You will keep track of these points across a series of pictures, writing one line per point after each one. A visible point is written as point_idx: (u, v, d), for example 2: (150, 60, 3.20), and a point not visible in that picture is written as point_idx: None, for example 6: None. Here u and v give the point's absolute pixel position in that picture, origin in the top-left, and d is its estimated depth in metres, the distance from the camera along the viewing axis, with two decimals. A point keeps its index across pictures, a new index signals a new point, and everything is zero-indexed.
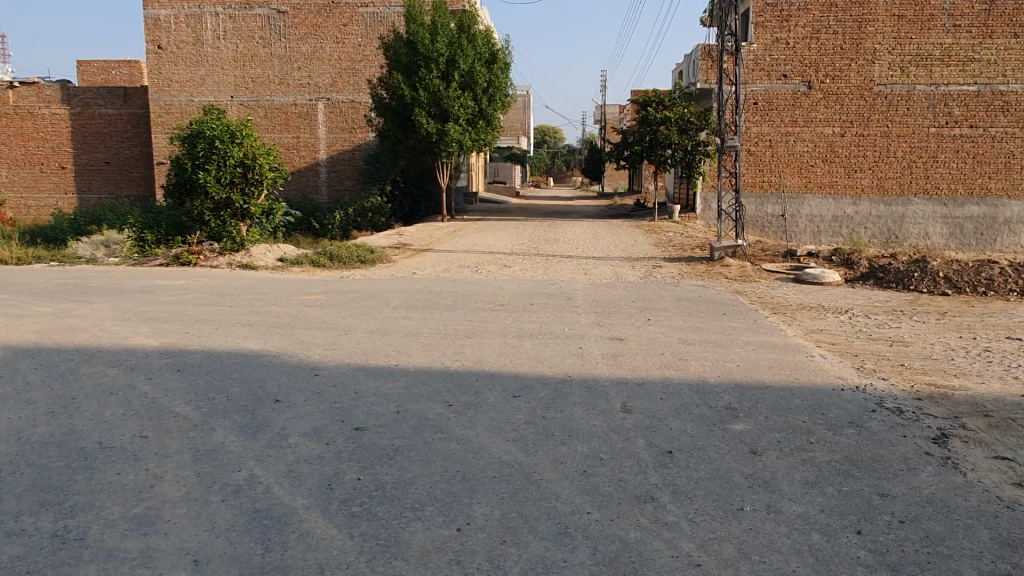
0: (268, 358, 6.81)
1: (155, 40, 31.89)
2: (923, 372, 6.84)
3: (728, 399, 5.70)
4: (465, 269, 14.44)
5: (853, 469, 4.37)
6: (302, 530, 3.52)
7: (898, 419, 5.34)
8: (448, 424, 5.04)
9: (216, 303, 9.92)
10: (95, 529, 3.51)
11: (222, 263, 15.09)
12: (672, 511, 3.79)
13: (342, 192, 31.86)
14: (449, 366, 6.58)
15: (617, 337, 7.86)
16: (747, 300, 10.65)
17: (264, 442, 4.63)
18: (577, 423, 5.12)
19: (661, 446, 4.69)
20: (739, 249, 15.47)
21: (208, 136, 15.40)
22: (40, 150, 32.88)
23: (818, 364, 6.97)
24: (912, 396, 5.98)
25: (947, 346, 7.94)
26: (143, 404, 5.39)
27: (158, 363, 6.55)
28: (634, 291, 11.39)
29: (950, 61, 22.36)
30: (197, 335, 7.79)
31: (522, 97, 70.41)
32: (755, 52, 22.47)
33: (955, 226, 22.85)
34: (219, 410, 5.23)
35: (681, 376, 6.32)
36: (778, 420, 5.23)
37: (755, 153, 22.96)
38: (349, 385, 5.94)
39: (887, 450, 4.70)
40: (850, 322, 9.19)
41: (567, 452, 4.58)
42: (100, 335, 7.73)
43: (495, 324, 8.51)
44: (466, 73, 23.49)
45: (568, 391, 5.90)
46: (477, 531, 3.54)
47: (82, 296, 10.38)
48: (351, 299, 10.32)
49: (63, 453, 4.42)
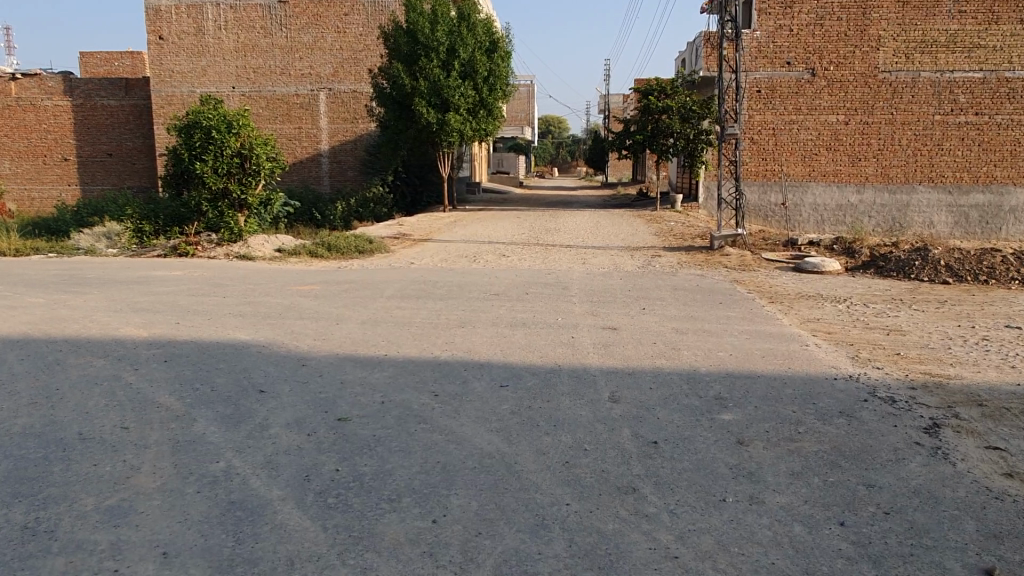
0: (256, 348, 6.77)
1: (155, 31, 31.75)
2: (919, 360, 6.76)
3: (718, 388, 5.63)
4: (464, 258, 14.39)
5: (840, 460, 4.30)
6: (275, 522, 3.48)
7: (891, 408, 5.26)
8: (432, 415, 4.98)
9: (209, 293, 9.89)
10: (66, 521, 3.47)
11: (219, 254, 15.05)
12: (652, 502, 3.73)
13: (343, 182, 31.78)
14: (438, 357, 6.52)
15: (610, 327, 7.80)
16: (744, 289, 10.57)
17: (245, 433, 4.58)
18: (563, 413, 5.06)
19: (646, 436, 4.63)
20: (739, 238, 15.35)
21: (204, 126, 15.28)
22: (43, 142, 32.87)
23: (812, 353, 6.89)
24: (906, 385, 5.91)
25: (946, 335, 7.85)
26: (127, 394, 5.35)
27: (145, 353, 6.50)
28: (632, 280, 11.29)
29: (955, 47, 22.10)
30: (187, 325, 7.76)
31: (526, 86, 70.22)
32: (758, 39, 22.25)
33: (960, 215, 22.72)
34: (203, 401, 5.19)
35: (673, 366, 6.25)
36: (767, 409, 5.17)
37: (758, 142, 22.78)
38: (336, 375, 5.90)
39: (877, 439, 4.63)
40: (848, 311, 9.11)
41: (550, 442, 4.52)
42: (91, 325, 7.71)
43: (488, 314, 8.47)
44: (467, 63, 23.35)
45: (557, 380, 5.84)
46: (453, 523, 3.49)
47: (77, 288, 10.33)
48: (346, 290, 10.26)
49: (40, 445, 4.37)
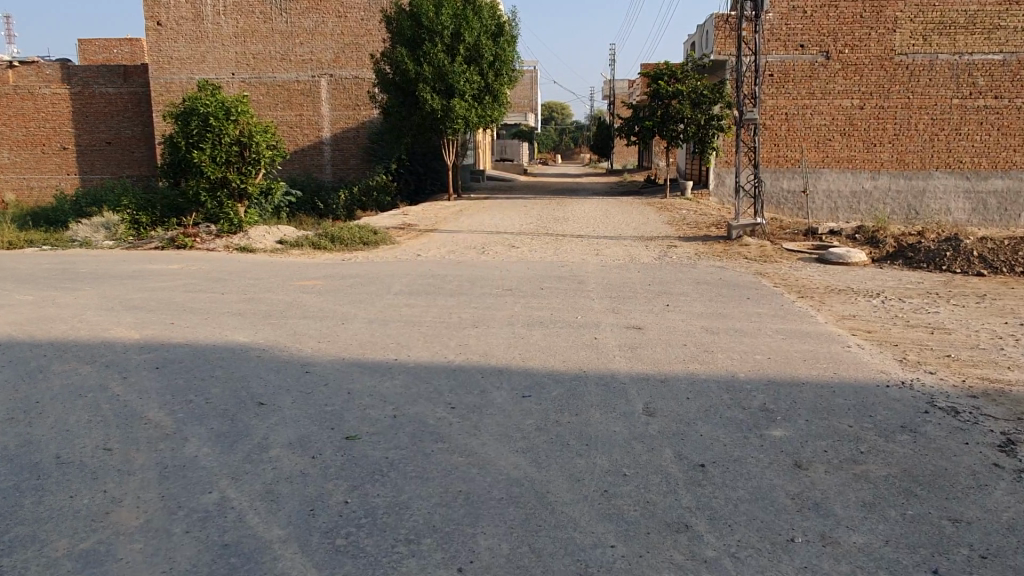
0: (257, 353, 6.28)
1: (153, 16, 31.02)
2: (973, 364, 6.21)
3: (762, 399, 5.12)
4: (472, 250, 13.86)
5: (915, 486, 3.80)
6: (275, 571, 2.98)
7: (957, 422, 4.75)
8: (450, 432, 4.49)
9: (206, 289, 9.36)
10: (33, 571, 2.98)
11: (218, 246, 14.52)
12: (710, 544, 3.24)
13: (346, 170, 31.21)
14: (453, 362, 6.00)
15: (634, 326, 7.27)
16: (770, 283, 10.04)
17: (242, 456, 4.08)
18: (596, 429, 4.56)
19: (692, 458, 4.13)
20: (758, 227, 14.78)
21: (201, 113, 14.67)
22: (42, 130, 32.27)
23: (856, 356, 6.36)
24: (966, 393, 5.37)
25: (994, 334, 7.30)
26: (113, 409, 4.85)
27: (136, 359, 6.00)
28: (650, 273, 10.76)
29: (974, 28, 21.45)
30: (184, 326, 7.26)
31: (530, 73, 69.58)
32: (772, 21, 21.57)
33: (978, 201, 22.07)
34: (195, 417, 4.69)
35: (708, 372, 5.73)
36: (820, 423, 4.67)
37: (772, 128, 22.13)
38: (342, 384, 5.39)
39: (950, 461, 4.12)
40: (884, 307, 8.57)
41: (584, 466, 4.02)
42: (80, 326, 7.21)
43: (502, 312, 7.95)
44: (472, 47, 22.73)
45: (584, 389, 5.33)
46: (482, 572, 2.99)
47: (69, 283, 9.86)
48: (350, 284, 9.75)
49: (12, 472, 3.87)
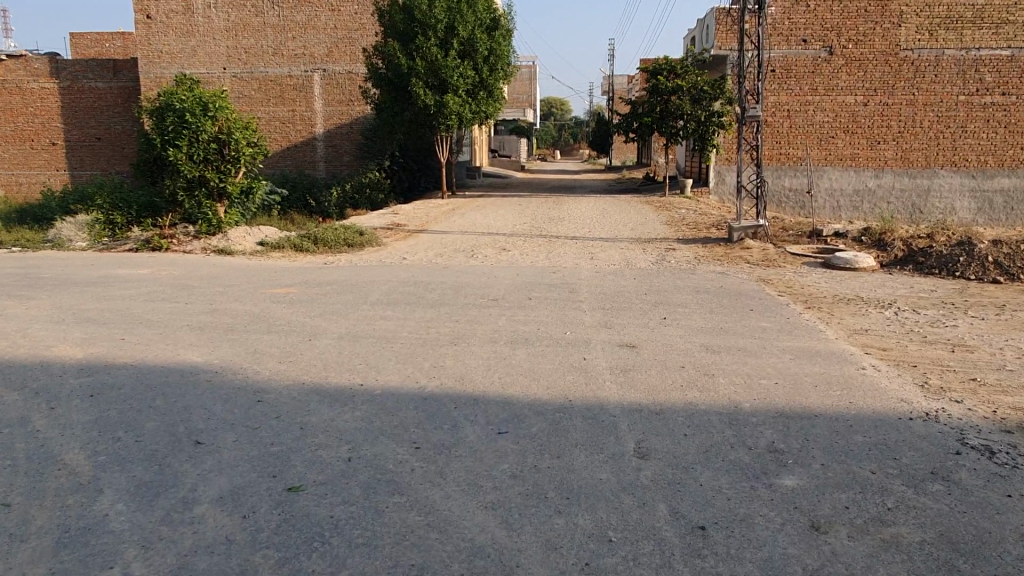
0: (208, 376, 5.65)
1: (143, 9, 30.30)
2: (1002, 390, 5.59)
3: (770, 437, 4.50)
4: (460, 253, 13.26)
5: (958, 559, 3.18)
6: None
7: (994, 467, 4.11)
8: (412, 482, 3.86)
9: (170, 298, 8.74)
10: None
11: (196, 248, 13.91)
12: None
13: (339, 167, 30.52)
14: (424, 389, 5.37)
15: (629, 343, 6.66)
16: (774, 291, 9.42)
17: (161, 515, 3.46)
18: (580, 478, 3.93)
19: (690, 517, 3.51)
20: (760, 229, 14.14)
21: (177, 109, 14.00)
22: (30, 126, 31.57)
23: (871, 379, 5.74)
24: (999, 428, 4.74)
25: (1020, 352, 6.67)
26: (26, 450, 4.22)
27: (73, 385, 5.38)
28: (647, 279, 10.15)
29: (981, 23, 20.79)
30: (135, 343, 6.62)
31: (528, 69, 68.92)
32: (773, 15, 20.92)
33: (984, 200, 21.46)
34: (118, 460, 4.07)
35: (708, 402, 5.10)
36: (839, 469, 4.05)
37: (773, 124, 21.52)
38: (295, 418, 4.76)
39: (993, 522, 3.50)
40: (899, 320, 7.95)
41: (563, 528, 3.40)
42: (21, 343, 6.58)
43: (485, 326, 7.33)
44: (466, 41, 22.05)
45: (568, 424, 4.70)
46: None
47: (28, 290, 9.21)
48: (326, 293, 9.12)
49: None
